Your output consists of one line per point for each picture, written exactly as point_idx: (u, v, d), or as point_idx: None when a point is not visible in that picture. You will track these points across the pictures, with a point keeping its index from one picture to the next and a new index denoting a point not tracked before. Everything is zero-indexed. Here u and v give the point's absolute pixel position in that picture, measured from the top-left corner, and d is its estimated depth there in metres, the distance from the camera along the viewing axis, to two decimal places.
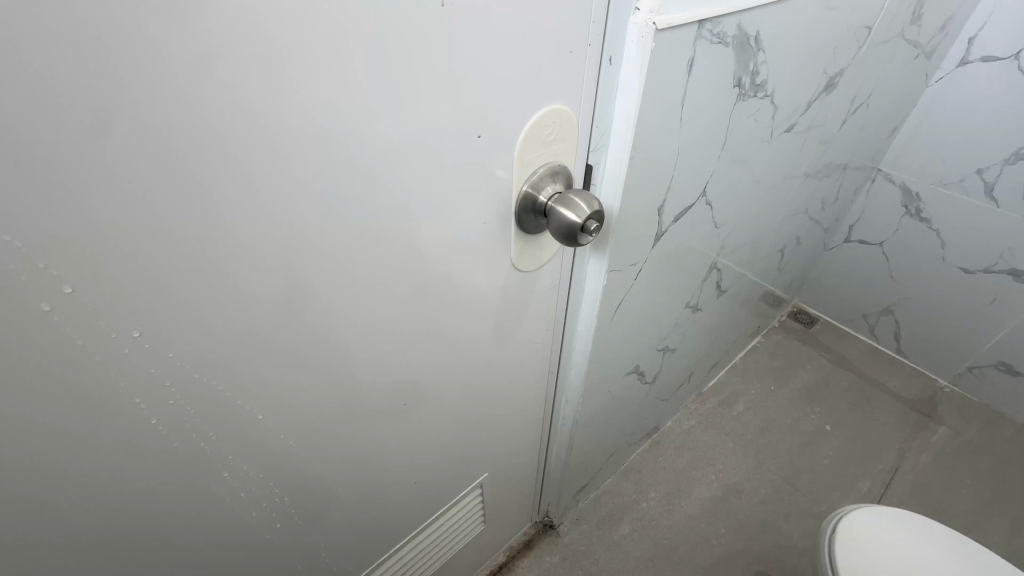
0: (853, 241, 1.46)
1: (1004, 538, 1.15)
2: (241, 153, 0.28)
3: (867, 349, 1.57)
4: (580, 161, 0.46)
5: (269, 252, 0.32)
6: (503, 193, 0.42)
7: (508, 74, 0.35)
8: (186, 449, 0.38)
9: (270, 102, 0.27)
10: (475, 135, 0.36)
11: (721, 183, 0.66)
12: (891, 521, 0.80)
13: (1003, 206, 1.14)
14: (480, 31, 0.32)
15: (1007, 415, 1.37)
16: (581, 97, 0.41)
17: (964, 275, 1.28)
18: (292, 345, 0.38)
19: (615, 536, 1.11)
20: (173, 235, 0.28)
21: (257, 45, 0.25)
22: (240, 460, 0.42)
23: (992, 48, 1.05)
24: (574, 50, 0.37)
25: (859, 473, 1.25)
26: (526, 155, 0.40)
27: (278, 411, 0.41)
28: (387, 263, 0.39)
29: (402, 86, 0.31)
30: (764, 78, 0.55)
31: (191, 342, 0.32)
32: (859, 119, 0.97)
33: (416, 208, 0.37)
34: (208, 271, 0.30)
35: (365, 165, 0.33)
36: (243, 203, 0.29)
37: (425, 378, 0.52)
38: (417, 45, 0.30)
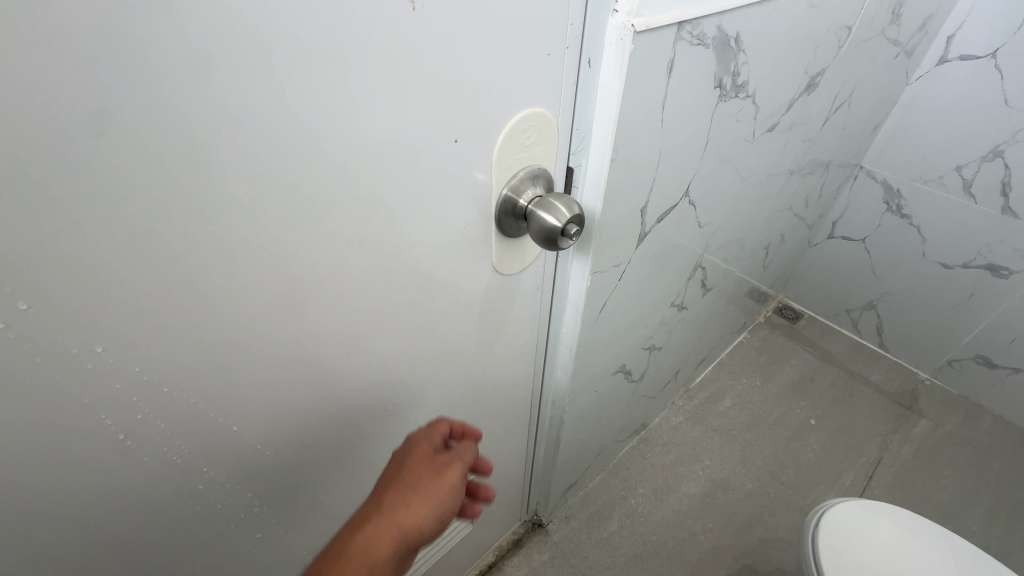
0: (837, 237, 1.48)
1: (983, 527, 1.18)
2: (216, 158, 0.27)
3: (850, 343, 1.59)
4: (561, 164, 0.46)
5: (247, 257, 0.31)
6: (483, 197, 0.42)
7: (485, 78, 0.34)
8: (156, 463, 0.37)
9: (250, 105, 0.26)
10: (453, 139, 0.36)
11: (704, 183, 0.66)
12: (871, 514, 0.81)
13: (981, 203, 1.17)
14: (458, 33, 0.31)
15: (985, 406, 1.41)
16: (560, 100, 0.40)
17: (944, 271, 1.31)
18: (274, 349, 0.37)
19: (604, 534, 1.11)
20: (146, 245, 0.27)
21: (247, 47, 0.25)
22: (215, 471, 0.41)
23: (969, 48, 1.07)
24: (551, 53, 0.37)
25: (843, 466, 1.27)
26: (504, 159, 0.40)
27: (254, 420, 0.40)
28: (368, 266, 0.38)
29: (382, 89, 0.30)
30: (746, 79, 0.55)
31: (166, 351, 0.32)
32: (841, 118, 0.98)
33: (399, 209, 0.37)
34: (182, 278, 0.30)
35: (345, 168, 0.32)
36: (217, 209, 0.28)
37: (408, 381, 0.51)
38: (396, 46, 0.29)
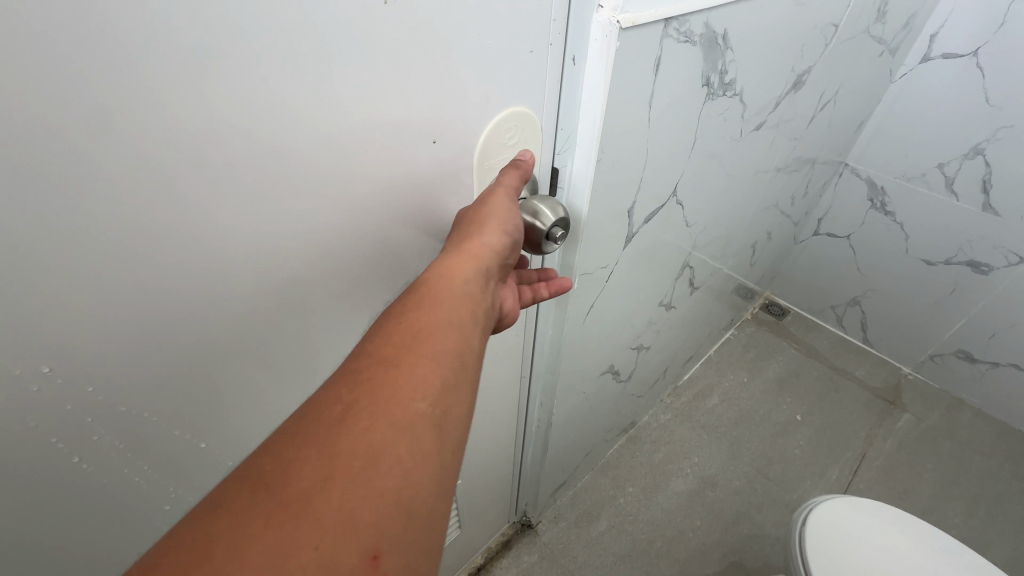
0: (822, 234, 1.49)
1: (964, 520, 1.19)
2: (192, 159, 0.25)
3: (835, 339, 1.61)
4: (545, 165, 0.45)
5: (218, 265, 0.29)
6: (464, 199, 0.40)
7: (465, 77, 0.33)
8: (118, 484, 0.33)
9: (222, 104, 0.25)
10: (432, 140, 0.34)
11: (691, 182, 0.66)
12: (857, 510, 0.82)
13: (963, 200, 1.18)
14: (437, 30, 0.29)
15: (966, 400, 1.43)
16: (544, 99, 0.39)
17: (927, 267, 1.32)
18: (243, 363, 0.35)
19: (593, 533, 1.11)
20: (120, 255, 0.25)
21: (248, 52, 0.24)
22: (185, 491, 0.38)
23: (952, 45, 1.08)
24: (534, 51, 0.36)
25: (829, 461, 1.28)
26: (485, 160, 0.39)
27: (225, 436, 0.37)
28: (347, 270, 0.36)
29: (357, 90, 0.29)
30: (733, 77, 0.54)
31: (128, 369, 0.29)
32: (827, 115, 0.98)
33: (376, 214, 0.35)
34: (147, 288, 0.27)
35: (319, 172, 0.30)
36: (185, 213, 0.26)
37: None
38: (370, 45, 0.27)
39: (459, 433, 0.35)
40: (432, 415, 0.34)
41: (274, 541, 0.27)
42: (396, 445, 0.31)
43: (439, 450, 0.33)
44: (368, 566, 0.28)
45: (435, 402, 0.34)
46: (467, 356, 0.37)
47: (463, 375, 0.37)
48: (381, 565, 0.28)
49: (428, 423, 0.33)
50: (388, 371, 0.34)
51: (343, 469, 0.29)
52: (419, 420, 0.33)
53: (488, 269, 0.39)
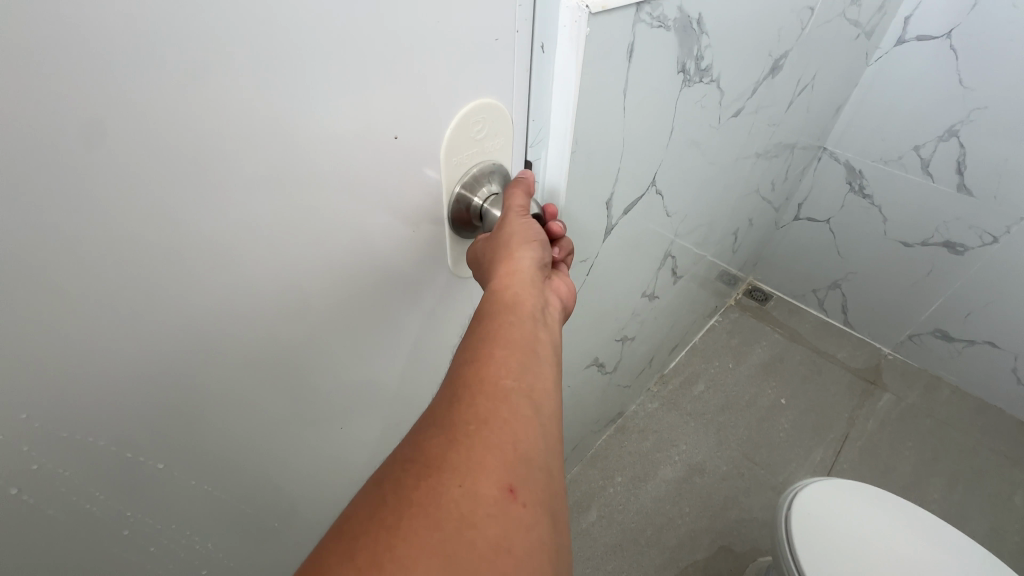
0: (803, 219, 1.50)
1: (943, 495, 1.22)
2: (181, 171, 0.24)
3: (817, 323, 1.63)
4: (518, 159, 0.42)
5: (190, 279, 0.27)
6: (435, 198, 0.38)
7: (426, 68, 0.31)
8: (67, 514, 0.30)
9: (199, 100, 0.23)
10: (392, 136, 0.32)
11: (670, 171, 0.65)
12: (841, 492, 0.83)
13: (938, 181, 1.20)
14: (391, 18, 0.27)
15: (943, 377, 1.46)
16: (514, 89, 0.37)
17: (904, 249, 1.34)
18: (213, 379, 0.32)
19: (583, 525, 1.11)
20: (100, 273, 0.24)
21: (243, 59, 0.23)
22: (146, 513, 0.34)
23: (926, 28, 1.09)
24: (500, 38, 0.34)
25: (813, 443, 1.30)
26: (454, 155, 0.37)
27: (184, 456, 0.34)
28: (330, 270, 0.34)
29: (310, 87, 0.26)
30: (709, 63, 0.53)
31: (95, 390, 0.27)
32: (805, 99, 0.98)
33: (341, 218, 0.32)
34: (121, 303, 0.25)
35: (280, 176, 0.28)
36: (159, 221, 0.24)
37: (377, 386, 0.45)
38: (319, 39, 0.25)
39: (555, 397, 0.35)
40: (522, 383, 0.34)
41: (420, 489, 0.28)
42: (500, 406, 0.32)
43: (539, 412, 0.33)
44: (507, 497, 0.29)
45: (522, 374, 0.34)
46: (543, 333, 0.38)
47: (542, 351, 0.37)
48: (519, 497, 0.29)
49: (519, 392, 0.33)
50: (478, 352, 0.35)
51: (459, 430, 0.30)
52: (511, 390, 0.33)
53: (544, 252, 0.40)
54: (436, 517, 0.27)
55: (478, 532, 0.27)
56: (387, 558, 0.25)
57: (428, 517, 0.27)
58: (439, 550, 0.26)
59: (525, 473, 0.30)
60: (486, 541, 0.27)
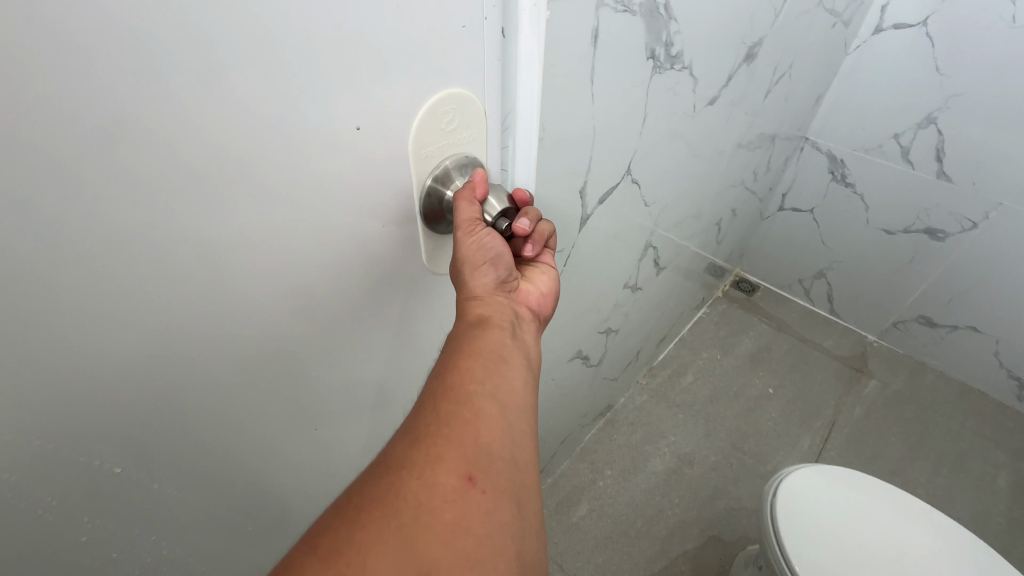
0: (787, 209, 1.51)
1: (929, 479, 1.24)
2: (173, 170, 0.25)
3: (803, 312, 1.64)
4: (491, 152, 0.42)
5: (151, 263, 0.26)
6: (405, 191, 0.37)
7: (386, 56, 0.30)
8: (19, 520, 0.29)
9: (156, 74, 0.22)
10: (354, 127, 0.31)
11: (646, 161, 0.64)
12: (828, 478, 0.84)
13: (918, 168, 1.21)
14: (345, 7, 0.27)
15: (928, 363, 1.47)
16: (483, 78, 0.37)
17: (886, 236, 1.36)
18: (178, 379, 0.31)
19: (573, 518, 1.11)
20: (93, 268, 0.25)
21: (228, 62, 0.24)
22: (104, 518, 0.33)
23: (903, 16, 1.10)
24: (467, 26, 0.33)
25: (801, 431, 1.31)
26: (422, 148, 0.36)
27: (149, 460, 0.33)
28: (308, 267, 0.34)
29: (269, 71, 0.26)
30: (680, 50, 0.53)
31: (48, 381, 0.26)
32: (784, 88, 0.98)
33: (306, 212, 0.32)
34: (75, 284, 0.24)
35: (241, 162, 0.27)
36: (113, 200, 0.24)
37: (360, 385, 0.45)
38: (274, 21, 0.25)
39: (522, 399, 0.39)
40: (487, 385, 0.37)
41: (383, 485, 0.30)
42: (463, 407, 0.35)
43: (503, 412, 0.36)
44: (466, 484, 0.31)
45: (486, 378, 0.38)
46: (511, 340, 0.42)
47: (509, 355, 0.41)
48: (478, 484, 0.32)
49: (483, 393, 0.37)
50: (446, 360, 0.38)
51: (422, 430, 0.34)
52: (475, 391, 0.36)
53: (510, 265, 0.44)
54: (396, 508, 0.30)
55: (437, 517, 0.30)
56: (352, 540, 0.28)
57: (389, 507, 0.29)
58: (398, 536, 0.29)
59: (484, 464, 0.33)
60: (444, 524, 0.30)
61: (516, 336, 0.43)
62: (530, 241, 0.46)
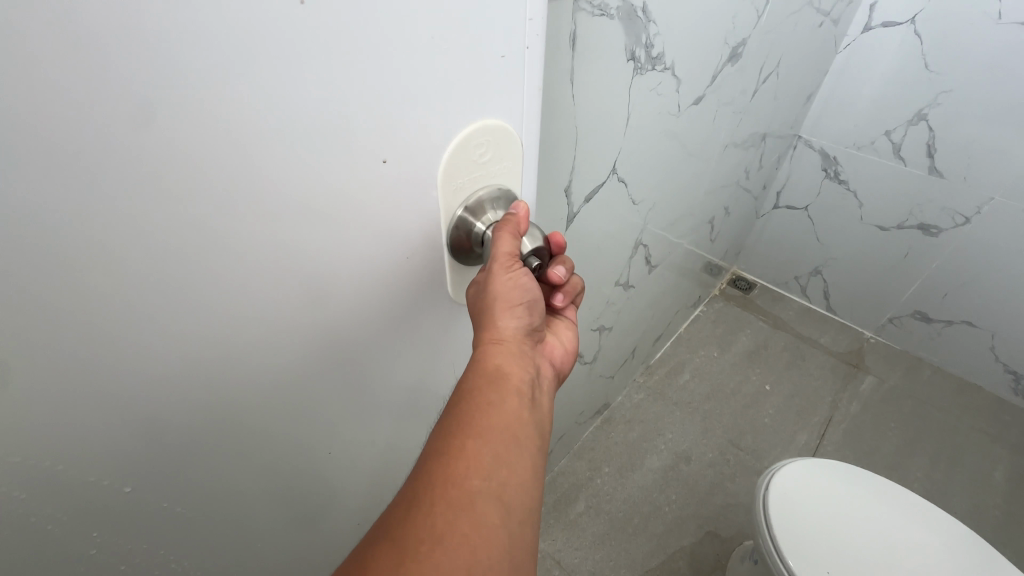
0: (782, 207, 1.51)
1: (925, 472, 1.24)
2: (166, 198, 0.22)
3: (800, 309, 1.64)
4: (521, 183, 0.39)
5: (162, 298, 0.24)
6: (432, 223, 0.35)
7: (417, 83, 0.27)
8: (29, 535, 0.28)
9: (168, 108, 0.20)
10: (381, 160, 0.28)
11: (632, 160, 0.66)
12: (821, 473, 0.84)
13: (910, 164, 1.23)
14: (375, 34, 0.24)
15: (925, 358, 1.48)
16: (518, 107, 0.34)
17: (881, 233, 1.37)
18: (186, 412, 0.30)
19: (571, 515, 1.12)
20: (81, 300, 0.22)
21: (230, 84, 0.21)
22: (112, 534, 0.32)
23: (891, 14, 1.11)
24: (506, 56, 0.30)
25: (797, 427, 1.31)
26: (452, 179, 0.33)
27: (156, 481, 0.31)
28: (321, 301, 0.32)
29: (294, 105, 0.23)
30: (661, 51, 0.54)
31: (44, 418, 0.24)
32: (773, 87, 0.99)
33: (324, 248, 0.29)
34: (75, 320, 0.22)
35: (256, 197, 0.25)
36: (115, 237, 0.21)
37: (384, 406, 0.43)
38: (300, 53, 0.22)
39: (527, 496, 0.37)
40: (491, 484, 0.35)
41: None
42: (462, 517, 0.33)
43: (504, 522, 0.35)
44: None
45: (491, 475, 0.36)
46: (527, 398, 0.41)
47: (519, 437, 0.39)
48: None
49: (486, 495, 0.35)
50: (451, 442, 0.36)
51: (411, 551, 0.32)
52: (476, 493, 0.35)
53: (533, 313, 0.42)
54: None
55: None
56: None
57: None
58: None
59: None
60: None
61: (530, 405, 0.41)
62: (562, 292, 0.49)
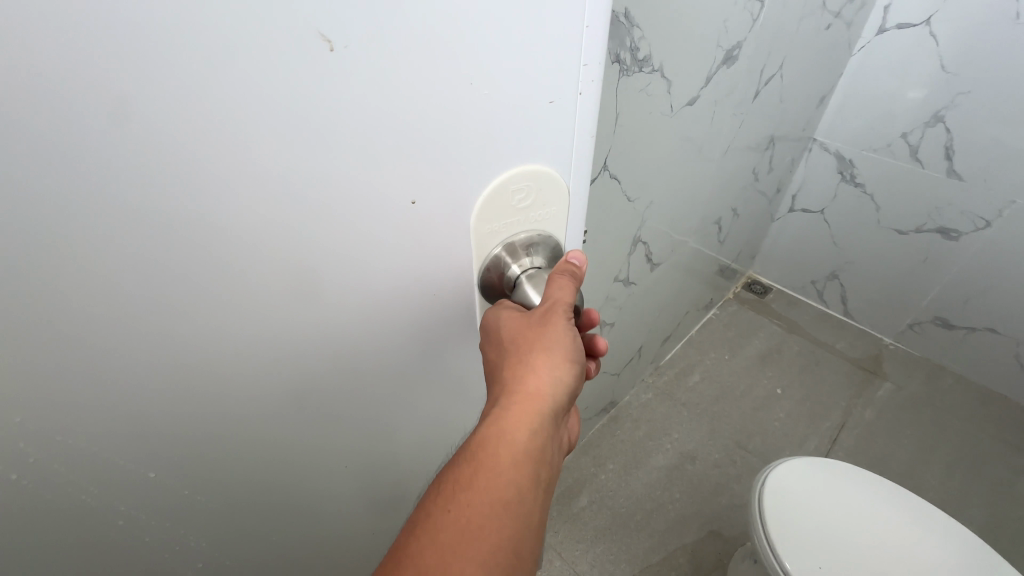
0: (798, 211, 1.50)
1: (942, 481, 1.21)
2: (200, 225, 0.23)
3: (817, 314, 1.62)
4: (561, 224, 0.39)
5: (179, 318, 0.26)
6: (464, 262, 0.36)
7: (450, 120, 0.27)
8: (62, 501, 0.30)
9: (190, 144, 0.21)
10: (410, 202, 0.29)
11: (627, 158, 0.68)
12: (822, 472, 0.84)
13: (927, 166, 1.21)
14: (409, 84, 0.24)
15: (947, 366, 1.44)
16: (559, 149, 0.34)
17: (899, 236, 1.34)
18: (204, 417, 0.32)
19: (574, 509, 1.14)
20: (121, 312, 0.24)
21: (262, 124, 0.22)
22: (138, 509, 0.34)
23: (906, 16, 1.10)
24: (552, 101, 0.30)
25: (808, 432, 1.30)
26: (488, 227, 0.34)
27: (177, 467, 0.34)
28: (341, 323, 0.33)
29: (315, 152, 0.24)
30: (647, 54, 0.57)
31: (71, 417, 0.27)
32: (781, 88, 1.00)
33: (349, 276, 0.30)
34: (98, 335, 0.24)
35: (276, 234, 0.26)
36: (137, 263, 0.23)
37: (406, 417, 0.45)
38: (324, 97, 0.22)
39: None
40: None
41: None
42: None
43: None
44: None
45: None
46: (543, 470, 0.39)
47: (531, 539, 0.37)
48: None
49: None
50: (462, 543, 0.34)
51: None
52: None
53: (570, 381, 0.41)
54: None
55: None
56: None
57: None
58: None
59: None
60: None
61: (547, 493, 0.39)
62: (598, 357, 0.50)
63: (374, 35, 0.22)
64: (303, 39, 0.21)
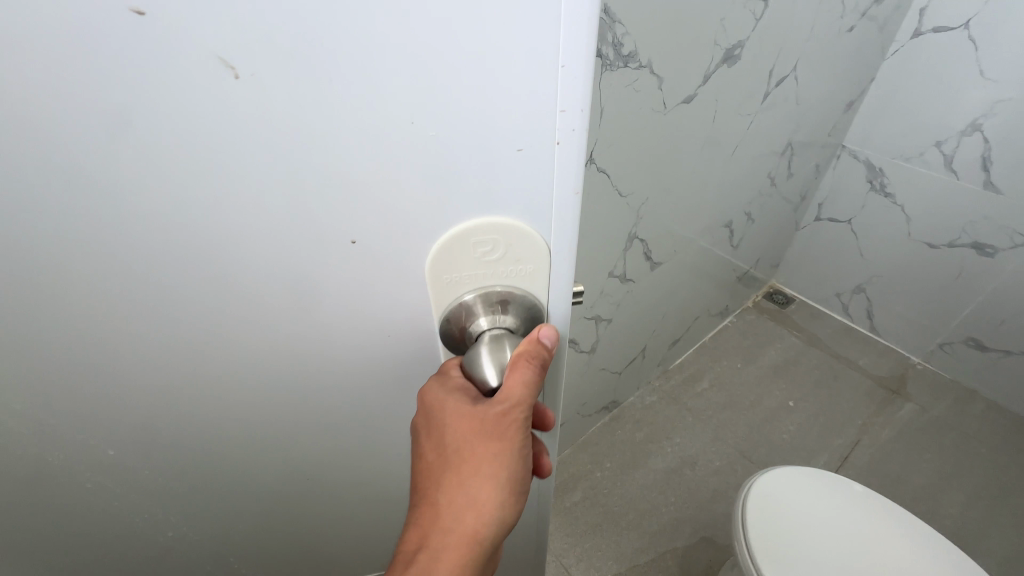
0: (824, 220, 1.45)
1: (960, 509, 1.15)
2: (135, 241, 0.24)
3: (841, 328, 1.56)
4: (548, 290, 0.31)
5: (127, 322, 0.28)
6: (417, 308, 0.30)
7: (396, 161, 0.23)
8: (30, 454, 0.35)
9: (115, 165, 0.21)
10: (348, 240, 0.26)
11: (618, 153, 0.69)
12: (813, 484, 0.82)
13: (962, 177, 1.15)
14: (333, 116, 0.21)
15: (979, 390, 1.36)
16: (538, 204, 0.26)
17: (931, 250, 1.27)
18: (166, 406, 0.34)
19: (567, 503, 1.15)
20: (75, 307, 0.27)
21: (174, 149, 0.21)
22: (99, 474, 0.39)
23: (944, 19, 1.06)
24: (523, 148, 0.24)
25: (817, 446, 1.26)
26: (441, 276, 0.28)
27: (129, 449, 0.37)
28: (297, 350, 0.32)
29: (227, 176, 0.22)
30: (632, 49, 0.59)
31: (26, 376, 0.30)
32: (799, 91, 0.98)
33: (303, 310, 0.29)
34: (49, 321, 0.27)
35: (193, 251, 0.25)
36: (84, 268, 0.25)
37: (380, 442, 0.44)
38: (234, 126, 0.20)
39: None
40: None
41: None
42: None
43: None
44: None
45: None
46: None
47: None
48: None
49: None
50: None
51: None
52: None
53: (514, 505, 0.36)
54: None
55: None
56: None
57: None
58: None
59: None
60: None
61: None
62: None
63: (284, 60, 0.19)
64: (198, 55, 0.19)
